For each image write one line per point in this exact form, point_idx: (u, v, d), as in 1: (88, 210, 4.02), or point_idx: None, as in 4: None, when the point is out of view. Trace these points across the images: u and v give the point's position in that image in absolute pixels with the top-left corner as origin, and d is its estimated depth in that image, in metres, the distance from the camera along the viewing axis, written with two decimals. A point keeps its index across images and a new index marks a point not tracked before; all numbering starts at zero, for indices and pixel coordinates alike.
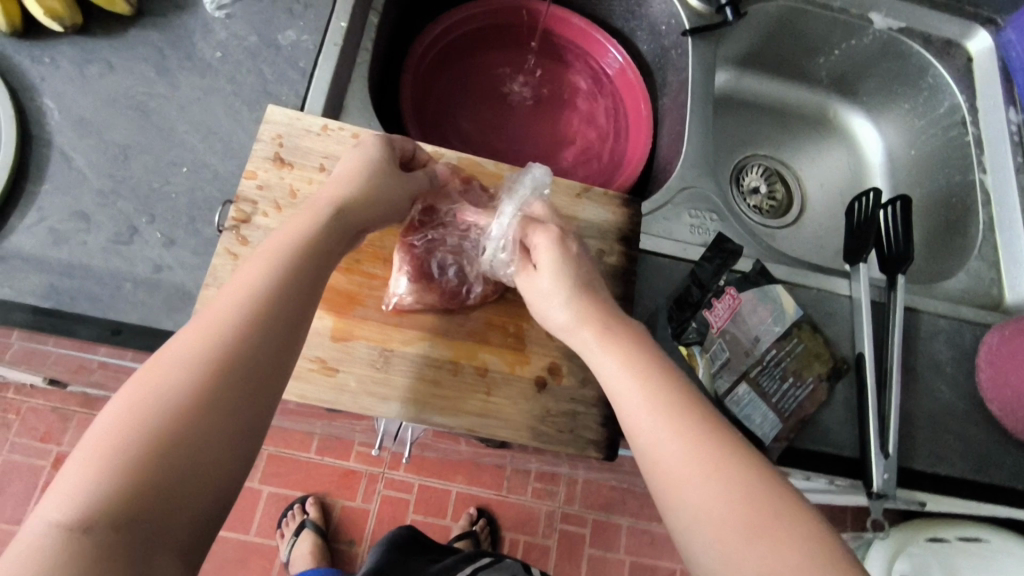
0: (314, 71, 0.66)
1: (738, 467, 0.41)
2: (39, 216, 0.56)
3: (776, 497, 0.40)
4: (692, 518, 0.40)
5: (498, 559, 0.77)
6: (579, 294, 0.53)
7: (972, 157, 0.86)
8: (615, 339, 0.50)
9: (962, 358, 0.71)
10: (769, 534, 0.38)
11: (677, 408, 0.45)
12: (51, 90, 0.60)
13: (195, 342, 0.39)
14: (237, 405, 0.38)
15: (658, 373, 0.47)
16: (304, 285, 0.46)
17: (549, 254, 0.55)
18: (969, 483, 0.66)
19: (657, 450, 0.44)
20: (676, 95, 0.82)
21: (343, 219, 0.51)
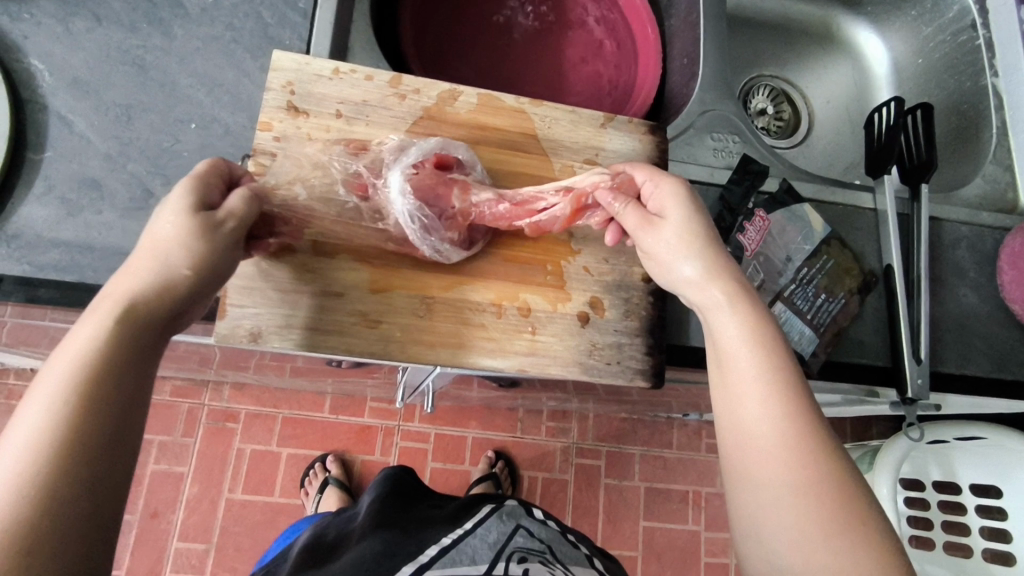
0: (315, 11, 0.62)
1: (828, 476, 0.41)
2: (45, 186, 0.53)
3: (864, 514, 0.40)
4: (767, 504, 0.41)
5: (499, 506, 0.74)
6: (708, 257, 0.50)
7: (982, 62, 0.84)
8: (744, 305, 0.47)
9: (983, 262, 0.72)
10: (842, 540, 0.39)
11: (787, 393, 0.44)
12: (36, 49, 0.55)
13: (19, 434, 0.34)
14: (79, 499, 0.34)
15: (780, 352, 0.45)
16: (139, 350, 0.40)
17: (685, 210, 0.52)
18: (995, 382, 0.68)
19: (753, 438, 0.43)
20: (685, 14, 0.77)
21: (175, 285, 0.42)
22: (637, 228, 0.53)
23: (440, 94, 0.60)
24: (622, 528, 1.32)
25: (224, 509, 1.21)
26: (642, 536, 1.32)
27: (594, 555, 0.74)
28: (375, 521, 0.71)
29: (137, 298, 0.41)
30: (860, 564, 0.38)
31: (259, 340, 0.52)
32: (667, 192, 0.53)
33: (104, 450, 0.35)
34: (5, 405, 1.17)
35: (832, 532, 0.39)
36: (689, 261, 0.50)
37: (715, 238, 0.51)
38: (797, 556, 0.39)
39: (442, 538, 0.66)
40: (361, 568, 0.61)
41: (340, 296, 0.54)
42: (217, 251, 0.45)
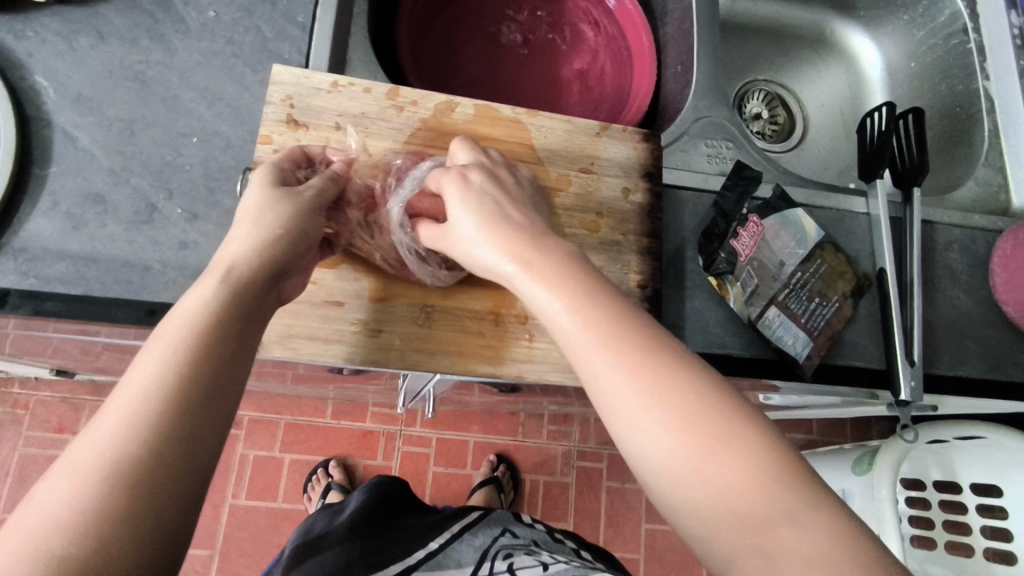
0: (314, 25, 0.63)
1: (677, 398, 0.38)
2: (51, 201, 0.54)
3: (721, 424, 0.37)
4: (638, 455, 0.38)
5: (487, 514, 0.80)
6: (498, 229, 0.48)
7: (974, 65, 0.85)
8: (543, 266, 0.45)
9: (975, 264, 0.73)
10: (715, 457, 0.36)
11: (613, 333, 0.41)
12: (41, 66, 0.57)
13: (145, 372, 0.35)
14: (205, 431, 0.34)
15: (593, 295, 0.43)
16: (246, 303, 0.41)
17: (458, 199, 0.51)
18: (989, 382, 0.68)
19: (601, 392, 0.40)
20: (679, 22, 0.78)
21: (266, 246, 0.44)
22: (439, 227, 0.53)
23: (437, 105, 0.61)
24: (624, 530, 1.32)
25: (228, 515, 1.22)
26: (643, 538, 1.33)
27: (581, 548, 0.77)
28: (364, 518, 0.74)
29: (235, 261, 0.43)
30: (740, 476, 0.35)
31: (260, 350, 0.53)
32: (455, 177, 0.53)
33: (223, 389, 0.36)
34: (10, 414, 1.18)
35: (701, 454, 0.36)
36: (484, 241, 0.48)
37: (501, 211, 0.50)
38: (682, 492, 0.36)
39: (428, 543, 0.71)
40: (352, 556, 0.64)
41: (341, 306, 0.55)
42: (305, 217, 0.48)
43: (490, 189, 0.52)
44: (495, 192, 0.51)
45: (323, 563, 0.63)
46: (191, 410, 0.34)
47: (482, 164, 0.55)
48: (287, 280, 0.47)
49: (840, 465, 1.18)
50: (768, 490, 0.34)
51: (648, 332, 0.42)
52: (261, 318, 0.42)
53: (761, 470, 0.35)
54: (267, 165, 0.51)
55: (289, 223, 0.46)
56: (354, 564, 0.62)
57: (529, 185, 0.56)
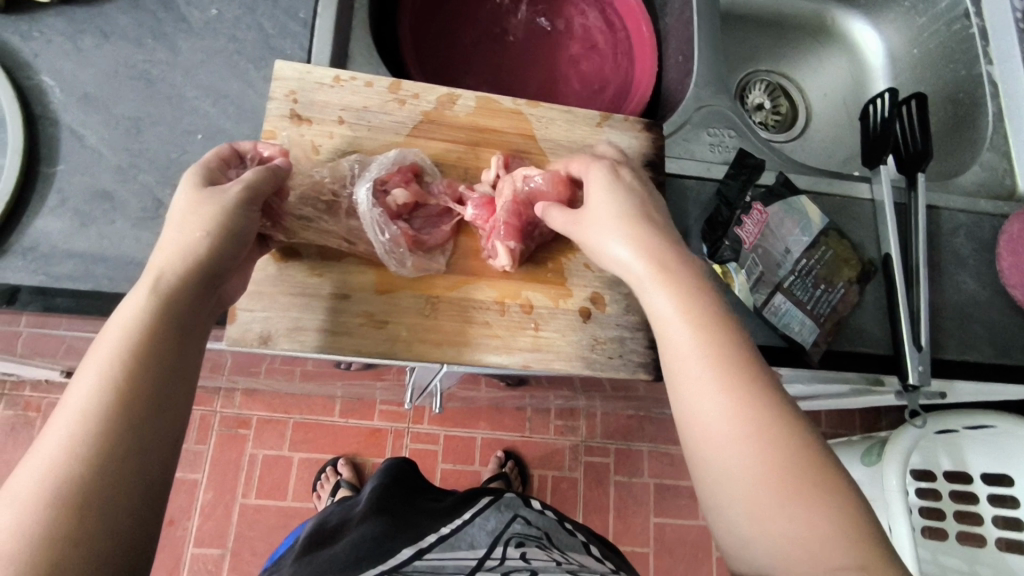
0: (316, 21, 0.63)
1: (780, 436, 0.42)
2: (59, 198, 0.55)
3: (815, 469, 0.41)
4: (724, 477, 0.42)
5: (498, 497, 0.79)
6: (639, 236, 0.52)
7: (977, 50, 0.85)
8: (669, 281, 0.49)
9: (982, 249, 0.73)
10: (799, 502, 0.40)
11: (730, 364, 0.45)
12: (47, 66, 0.57)
13: (78, 396, 0.36)
14: (143, 448, 0.36)
15: (717, 326, 0.47)
16: (177, 312, 0.41)
17: (607, 195, 0.55)
18: (997, 367, 0.68)
19: (705, 405, 0.44)
20: (679, 13, 0.78)
21: (197, 249, 0.44)
22: (572, 218, 0.55)
23: (439, 97, 0.62)
24: (633, 525, 1.32)
25: (238, 514, 1.23)
26: (653, 532, 1.32)
27: (591, 543, 0.77)
28: (379, 504, 0.75)
29: (168, 270, 0.43)
30: (817, 524, 0.39)
31: (268, 343, 0.54)
32: (593, 179, 0.56)
33: (160, 405, 0.38)
34: (22, 417, 1.19)
35: (787, 497, 0.40)
36: (622, 241, 0.52)
37: (640, 219, 0.53)
38: (758, 522, 0.40)
39: (441, 528, 0.71)
40: (363, 547, 0.64)
41: (347, 298, 0.56)
42: (236, 217, 0.47)
43: (631, 188, 0.55)
44: (634, 196, 0.55)
45: (336, 559, 0.64)
46: (127, 432, 0.36)
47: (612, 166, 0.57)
48: (221, 283, 0.46)
49: (850, 456, 1.18)
50: (842, 540, 0.38)
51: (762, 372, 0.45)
52: (192, 333, 0.42)
53: (840, 521, 0.39)
54: (194, 166, 0.49)
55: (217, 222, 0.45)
56: (365, 556, 0.63)
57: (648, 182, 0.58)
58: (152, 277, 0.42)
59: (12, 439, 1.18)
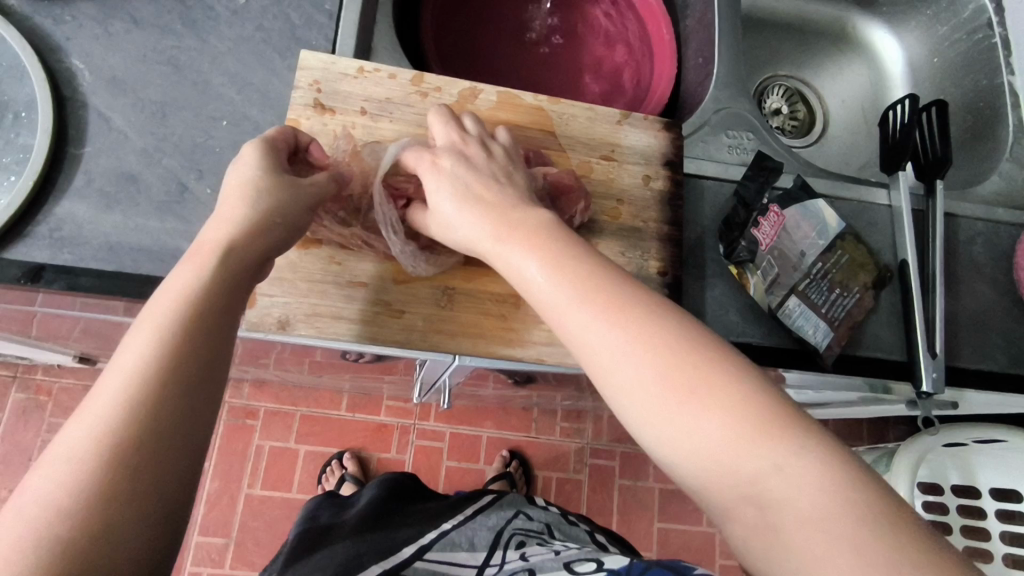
0: (341, 13, 0.64)
1: (655, 349, 0.39)
2: (86, 179, 0.55)
3: (696, 368, 0.38)
4: (628, 410, 0.38)
5: (500, 497, 0.81)
6: (475, 196, 0.51)
7: (999, 60, 0.84)
8: (521, 233, 0.47)
9: (999, 259, 0.73)
10: (703, 409, 0.36)
11: (593, 293, 0.42)
12: (78, 49, 0.58)
13: (115, 375, 0.36)
14: (198, 395, 0.37)
15: (577, 260, 0.44)
16: (228, 275, 0.43)
17: (459, 163, 0.53)
18: (1013, 377, 0.68)
19: (582, 341, 0.41)
20: (700, 14, 0.78)
21: (244, 244, 0.45)
22: (427, 213, 0.54)
23: (461, 91, 0.62)
24: (635, 529, 1.32)
25: (243, 504, 1.23)
26: (655, 538, 1.32)
27: (595, 531, 0.80)
28: (374, 512, 0.77)
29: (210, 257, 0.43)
30: (727, 425, 0.35)
31: (287, 328, 0.54)
32: (426, 162, 0.53)
33: (195, 391, 0.37)
34: (33, 401, 1.20)
35: (689, 408, 0.36)
36: (460, 207, 0.51)
37: (478, 193, 0.51)
38: (669, 447, 0.37)
39: (443, 523, 0.72)
40: (362, 547, 0.64)
41: (365, 286, 0.56)
42: (290, 203, 0.49)
43: (462, 160, 0.53)
44: (483, 163, 0.53)
45: (333, 556, 0.63)
46: (159, 416, 0.35)
47: (452, 144, 0.55)
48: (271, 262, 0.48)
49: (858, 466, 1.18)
50: (753, 434, 0.35)
51: (632, 289, 0.42)
52: (240, 295, 0.43)
53: (748, 416, 0.35)
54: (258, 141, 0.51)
55: (277, 218, 0.48)
56: (363, 553, 0.63)
57: (506, 155, 0.55)
58: (197, 262, 0.42)
59: (23, 421, 1.19)
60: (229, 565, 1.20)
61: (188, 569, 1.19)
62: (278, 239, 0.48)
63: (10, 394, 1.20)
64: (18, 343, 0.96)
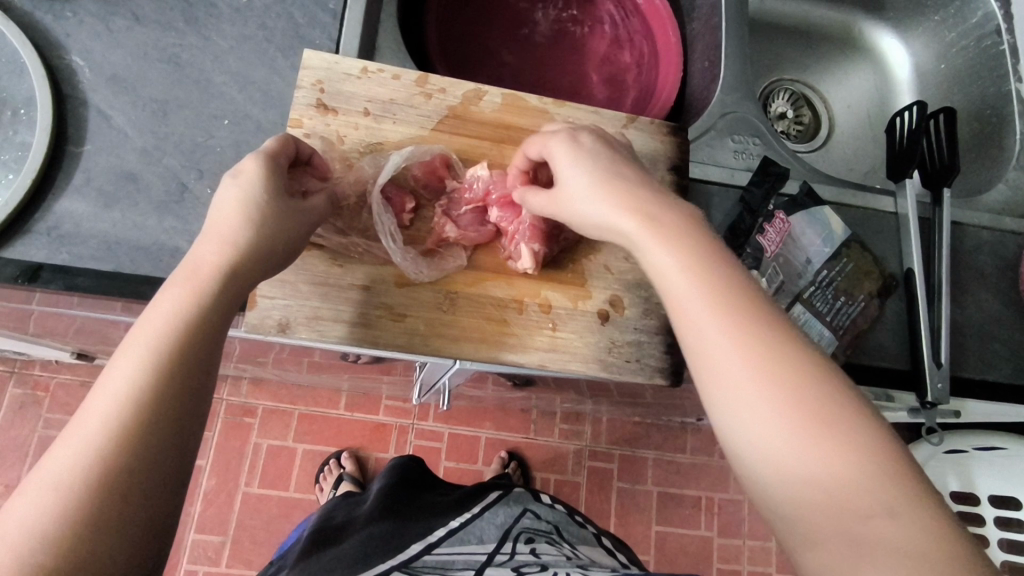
0: (345, 11, 0.63)
1: (795, 373, 0.38)
2: (85, 178, 0.55)
3: (834, 404, 0.37)
4: (743, 421, 0.38)
5: (507, 492, 0.81)
6: (612, 184, 0.49)
7: (1007, 67, 0.84)
8: (664, 231, 0.46)
9: (1005, 268, 0.72)
10: (828, 446, 0.36)
11: (735, 304, 0.42)
12: (78, 45, 0.57)
13: (103, 398, 0.36)
14: (185, 423, 0.37)
15: (718, 272, 0.43)
16: (222, 295, 0.42)
17: (599, 150, 0.51)
18: (1018, 388, 0.67)
19: (712, 346, 0.41)
20: (707, 17, 0.78)
21: (239, 258, 0.44)
22: (548, 194, 0.53)
23: (465, 93, 0.62)
24: (633, 531, 1.31)
25: (240, 503, 1.23)
26: (654, 541, 1.32)
27: (601, 535, 0.80)
28: (386, 504, 0.76)
29: (206, 274, 0.42)
30: (852, 468, 0.35)
31: (287, 330, 0.53)
32: (562, 142, 0.52)
33: (183, 421, 0.37)
34: (30, 396, 1.19)
35: (813, 441, 0.36)
36: (591, 195, 0.49)
37: (615, 180, 0.49)
38: (779, 469, 0.37)
39: (450, 522, 0.71)
40: (370, 546, 0.63)
41: (367, 290, 0.55)
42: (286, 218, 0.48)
43: (593, 147, 0.52)
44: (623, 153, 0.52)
45: (343, 557, 0.62)
46: (146, 446, 0.35)
47: (597, 130, 0.54)
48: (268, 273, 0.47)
49: None
50: (876, 484, 0.35)
51: (773, 312, 0.42)
52: (232, 315, 0.43)
53: (875, 467, 0.35)
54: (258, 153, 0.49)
55: (274, 235, 0.46)
56: (372, 552, 0.62)
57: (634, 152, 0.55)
58: (191, 278, 0.42)
59: (20, 417, 1.18)
60: (225, 564, 1.19)
61: (184, 567, 1.18)
62: (277, 253, 0.47)
63: (7, 389, 1.19)
64: (16, 339, 0.96)
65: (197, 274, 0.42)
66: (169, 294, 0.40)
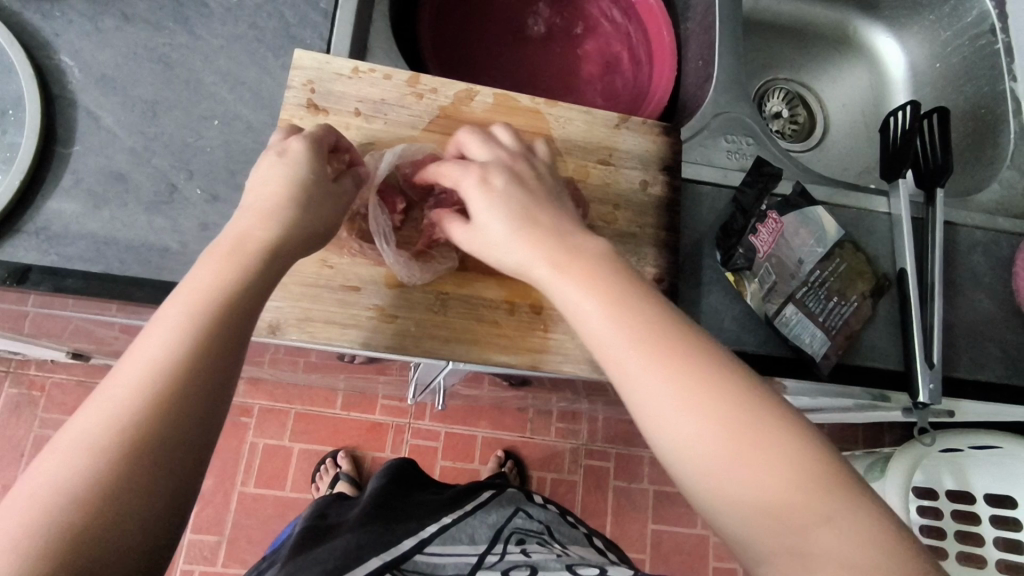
0: (337, 11, 0.63)
1: (715, 398, 0.39)
2: (74, 179, 0.55)
3: (760, 420, 0.38)
4: (678, 452, 0.38)
5: (499, 493, 0.82)
6: (524, 217, 0.48)
7: (1001, 67, 0.84)
8: (577, 266, 0.46)
9: (999, 268, 0.72)
10: (760, 463, 0.37)
11: (649, 336, 0.42)
12: (67, 46, 0.57)
13: (137, 366, 0.37)
14: (216, 390, 0.38)
15: (636, 300, 0.43)
16: (254, 272, 0.44)
17: (507, 181, 0.50)
18: (1010, 388, 0.67)
19: (638, 381, 0.41)
20: (701, 17, 0.78)
21: (269, 244, 0.45)
22: (463, 225, 0.51)
23: (457, 93, 0.61)
24: (629, 530, 1.32)
25: (236, 502, 1.23)
26: (649, 539, 1.32)
27: (593, 535, 0.80)
28: (378, 502, 0.76)
29: (243, 253, 0.44)
30: (783, 479, 0.36)
31: (277, 332, 0.53)
32: (472, 179, 0.50)
33: (211, 395, 0.38)
34: (26, 396, 1.19)
35: (743, 461, 0.37)
36: (506, 227, 0.48)
37: (532, 215, 0.49)
38: (720, 492, 0.37)
39: (443, 519, 0.72)
40: (366, 538, 0.63)
41: (357, 291, 0.55)
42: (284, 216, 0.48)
43: (502, 179, 0.50)
44: (535, 182, 0.51)
45: (332, 550, 0.62)
46: (174, 419, 0.36)
47: (500, 159, 0.52)
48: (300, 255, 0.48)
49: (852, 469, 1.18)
50: (810, 496, 0.36)
51: (691, 333, 0.42)
52: (265, 291, 0.44)
53: (805, 475, 0.36)
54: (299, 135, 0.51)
55: (301, 220, 0.48)
56: (365, 545, 0.62)
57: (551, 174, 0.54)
58: (223, 259, 0.43)
59: (15, 416, 1.18)
60: (221, 563, 1.19)
61: (180, 566, 1.18)
62: (318, 233, 0.49)
63: (2, 389, 1.19)
64: (10, 339, 0.95)
65: (233, 254, 0.44)
66: (202, 273, 0.42)
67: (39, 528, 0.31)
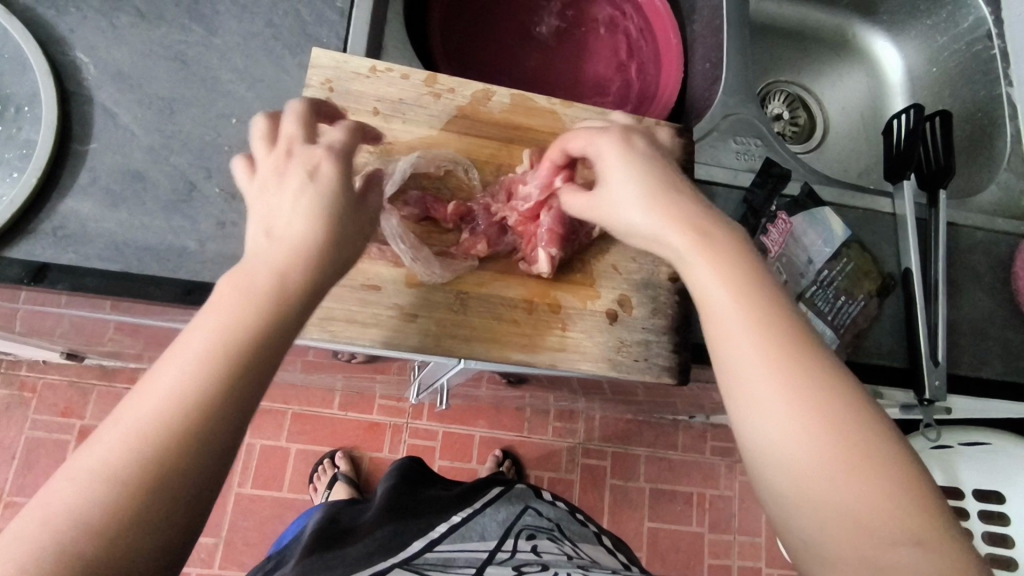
0: (352, 10, 0.63)
1: (833, 399, 0.37)
2: (90, 176, 0.54)
3: (870, 432, 0.36)
4: (772, 441, 0.37)
5: (508, 489, 0.82)
6: (653, 189, 0.45)
7: (997, 72, 0.86)
8: (706, 248, 0.42)
9: (998, 268, 0.74)
10: (861, 473, 0.35)
11: (772, 326, 0.39)
12: (82, 42, 0.57)
13: (163, 380, 0.33)
14: (244, 411, 0.34)
15: (761, 289, 0.41)
16: (304, 284, 0.38)
17: (647, 158, 0.47)
18: (1011, 384, 0.69)
19: (748, 361, 0.38)
20: (708, 19, 0.79)
21: (321, 242, 0.40)
22: (592, 196, 0.49)
23: (474, 93, 0.62)
24: (626, 528, 1.33)
25: (234, 503, 1.22)
26: (645, 536, 1.33)
27: (601, 531, 0.80)
28: (390, 504, 0.76)
29: (295, 250, 0.39)
30: (886, 493, 0.35)
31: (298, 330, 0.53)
32: (613, 147, 0.48)
33: (248, 409, 0.34)
34: (17, 397, 1.17)
35: (848, 465, 0.35)
36: (635, 199, 0.45)
37: (667, 193, 0.45)
38: (803, 491, 0.35)
39: (451, 517, 0.72)
40: (374, 546, 0.63)
41: (379, 290, 0.55)
42: None
43: (647, 155, 0.48)
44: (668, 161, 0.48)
45: (345, 555, 0.62)
46: (200, 441, 0.32)
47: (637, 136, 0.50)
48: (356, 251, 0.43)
49: None
50: (907, 520, 0.34)
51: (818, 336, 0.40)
52: (316, 300, 0.39)
53: (905, 498, 0.34)
54: None
55: None
56: (374, 551, 0.61)
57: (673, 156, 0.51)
58: (274, 260, 0.38)
59: (6, 418, 1.16)
60: (218, 565, 1.18)
61: None
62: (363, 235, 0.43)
63: None
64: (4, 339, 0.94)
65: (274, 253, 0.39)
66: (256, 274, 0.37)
67: (43, 559, 0.28)
